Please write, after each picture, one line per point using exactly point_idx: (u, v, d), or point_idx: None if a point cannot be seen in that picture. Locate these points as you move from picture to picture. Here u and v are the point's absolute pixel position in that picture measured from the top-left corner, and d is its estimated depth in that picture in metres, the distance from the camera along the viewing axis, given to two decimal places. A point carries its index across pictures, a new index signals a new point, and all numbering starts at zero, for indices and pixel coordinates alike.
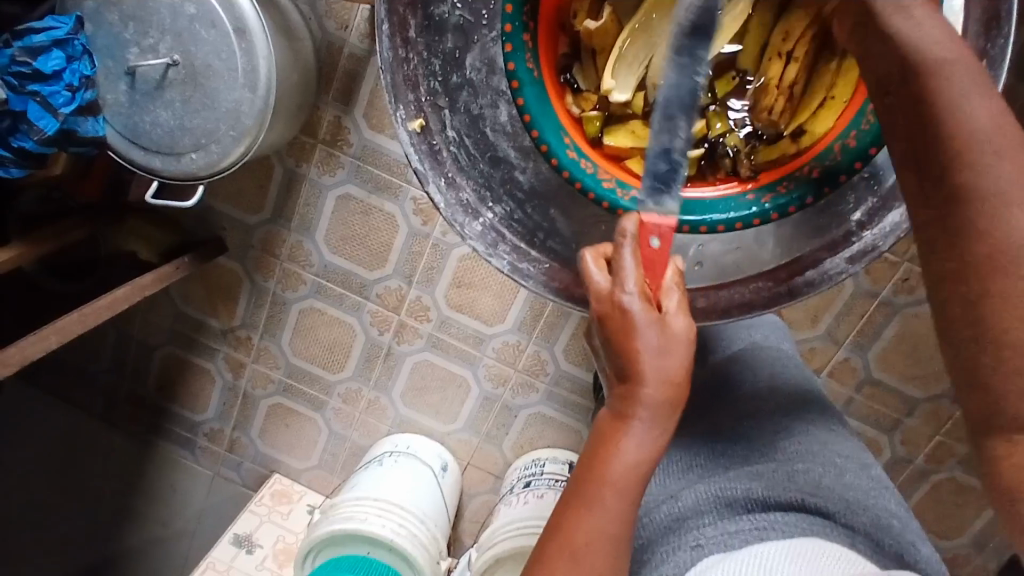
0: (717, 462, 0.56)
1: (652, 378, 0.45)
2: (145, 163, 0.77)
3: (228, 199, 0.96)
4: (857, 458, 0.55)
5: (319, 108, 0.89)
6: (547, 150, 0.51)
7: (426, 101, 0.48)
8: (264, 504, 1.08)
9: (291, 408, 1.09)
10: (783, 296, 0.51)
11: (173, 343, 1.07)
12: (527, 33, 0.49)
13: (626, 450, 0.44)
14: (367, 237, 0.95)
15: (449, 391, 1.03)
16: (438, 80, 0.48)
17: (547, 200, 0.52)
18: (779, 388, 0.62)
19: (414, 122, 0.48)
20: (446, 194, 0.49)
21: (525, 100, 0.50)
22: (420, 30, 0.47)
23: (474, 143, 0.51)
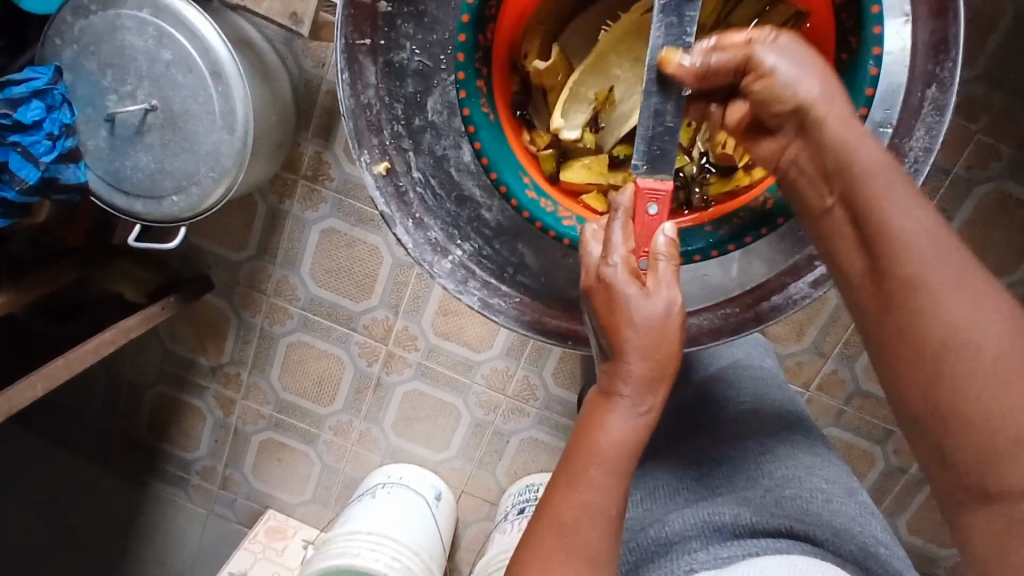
0: (703, 484, 0.57)
1: (636, 353, 0.43)
2: (127, 207, 0.78)
3: (214, 237, 0.97)
4: (843, 483, 0.55)
5: (300, 145, 0.90)
6: (507, 191, 0.52)
7: (390, 143, 0.49)
8: (258, 541, 1.06)
9: (282, 443, 1.08)
10: (751, 322, 0.51)
11: (163, 382, 1.07)
12: (480, 79, 0.51)
13: (613, 426, 0.43)
14: (351, 269, 0.95)
15: (440, 420, 1.03)
16: (402, 124, 0.49)
17: (513, 236, 0.53)
18: (762, 408, 0.62)
19: (379, 166, 0.48)
20: (414, 235, 0.50)
21: (482, 143, 0.51)
22: (381, 76, 0.47)
23: (439, 183, 0.51)
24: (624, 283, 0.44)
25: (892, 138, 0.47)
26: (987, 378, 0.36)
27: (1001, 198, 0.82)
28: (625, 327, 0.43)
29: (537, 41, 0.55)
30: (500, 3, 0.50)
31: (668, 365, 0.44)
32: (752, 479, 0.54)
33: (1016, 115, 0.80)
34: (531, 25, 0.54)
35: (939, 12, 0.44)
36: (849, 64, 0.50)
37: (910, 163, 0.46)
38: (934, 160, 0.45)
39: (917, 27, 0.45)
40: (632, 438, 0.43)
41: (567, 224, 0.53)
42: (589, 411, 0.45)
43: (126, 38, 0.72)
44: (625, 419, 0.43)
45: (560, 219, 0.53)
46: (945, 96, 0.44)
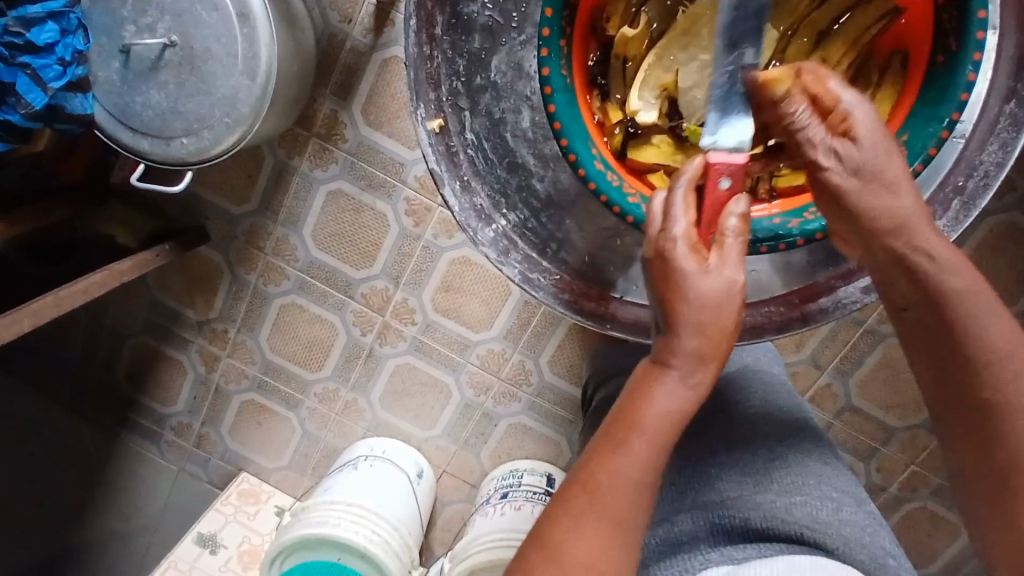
0: (712, 486, 0.56)
1: (697, 327, 0.43)
2: (133, 145, 0.75)
3: (215, 188, 0.93)
4: (854, 494, 0.55)
5: (316, 101, 0.87)
6: (575, 159, 0.50)
7: (445, 101, 0.47)
8: (230, 503, 1.04)
9: (264, 405, 1.06)
10: (796, 322, 0.51)
11: (147, 332, 1.04)
12: (564, 40, 0.49)
13: (661, 397, 0.43)
14: (356, 235, 0.93)
15: (430, 396, 1.01)
16: (461, 81, 0.47)
17: (563, 210, 0.51)
18: (771, 414, 0.62)
19: (432, 123, 0.46)
20: (461, 199, 0.47)
21: (556, 107, 0.50)
22: (447, 27, 0.46)
23: (492, 148, 0.49)
24: (684, 262, 0.43)
25: (963, 150, 0.47)
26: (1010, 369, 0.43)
27: (1012, 228, 0.83)
28: (680, 303, 0.43)
29: (621, 6, 0.52)
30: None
31: (728, 335, 0.43)
32: (761, 484, 0.55)
33: None
34: None
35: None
36: (943, 67, 0.49)
37: (980, 176, 0.46)
38: (1005, 175, 0.44)
39: (1004, 40, 0.45)
40: (677, 413, 0.42)
41: (632, 202, 0.51)
42: (637, 380, 0.44)
43: None
44: (672, 390, 0.43)
45: (625, 194, 0.51)
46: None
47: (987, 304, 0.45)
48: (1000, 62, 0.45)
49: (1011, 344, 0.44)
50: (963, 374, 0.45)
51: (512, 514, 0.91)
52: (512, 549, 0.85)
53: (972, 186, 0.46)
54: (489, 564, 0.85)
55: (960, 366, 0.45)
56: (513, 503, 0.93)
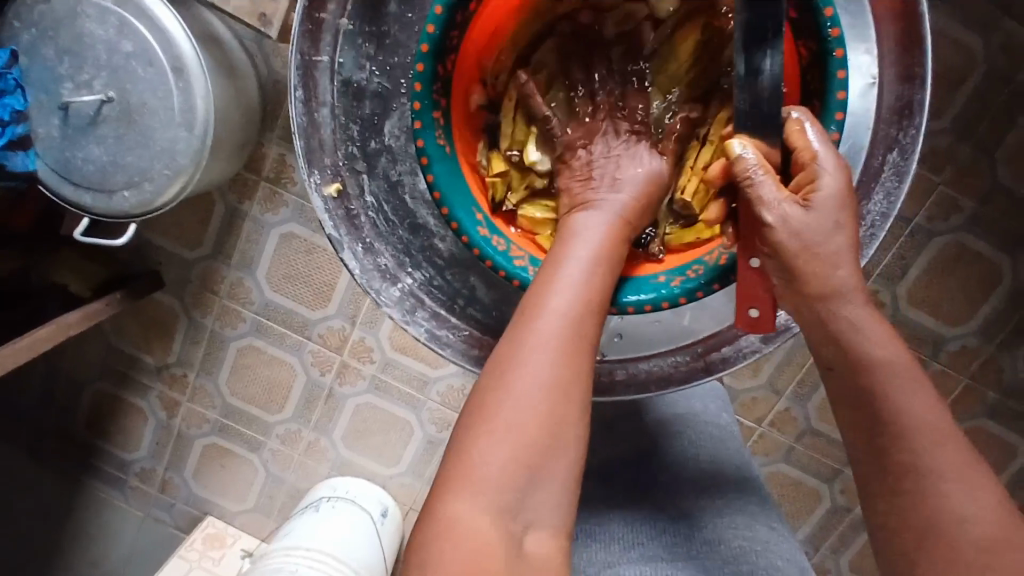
0: (659, 543, 0.55)
1: (625, 183, 0.49)
2: (75, 199, 0.74)
3: (168, 233, 0.94)
4: (798, 561, 0.54)
5: (263, 145, 0.88)
6: (457, 228, 0.48)
7: (342, 166, 0.47)
8: (194, 549, 1.02)
9: (227, 448, 1.05)
10: (699, 372, 0.49)
11: (106, 378, 1.03)
12: (437, 110, 0.47)
13: (597, 233, 0.45)
14: (310, 276, 0.93)
15: (392, 435, 1.01)
16: (356, 145, 0.47)
17: (466, 267, 0.50)
18: (718, 467, 0.62)
19: (330, 187, 0.47)
20: (363, 260, 0.48)
21: (434, 176, 0.47)
22: (338, 94, 0.46)
23: (393, 209, 0.49)
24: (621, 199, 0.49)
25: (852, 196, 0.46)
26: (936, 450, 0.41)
27: (959, 249, 0.84)
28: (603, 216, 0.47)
29: (509, 58, 0.52)
30: (463, 33, 0.47)
31: (653, 205, 0.49)
32: (709, 545, 0.54)
33: (979, 169, 0.82)
34: (507, 41, 0.52)
35: (902, 79, 0.43)
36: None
37: (867, 227, 0.46)
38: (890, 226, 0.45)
39: (884, 91, 0.44)
40: (614, 245, 0.45)
41: (518, 266, 0.48)
42: (569, 227, 0.46)
43: (85, 25, 0.69)
44: (604, 231, 0.45)
45: (511, 259, 0.49)
46: (907, 163, 0.44)
47: (912, 381, 0.42)
48: (881, 109, 0.44)
49: (929, 415, 0.41)
50: (883, 442, 0.42)
51: None
52: None
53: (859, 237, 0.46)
54: None
55: (880, 440, 0.42)
56: None
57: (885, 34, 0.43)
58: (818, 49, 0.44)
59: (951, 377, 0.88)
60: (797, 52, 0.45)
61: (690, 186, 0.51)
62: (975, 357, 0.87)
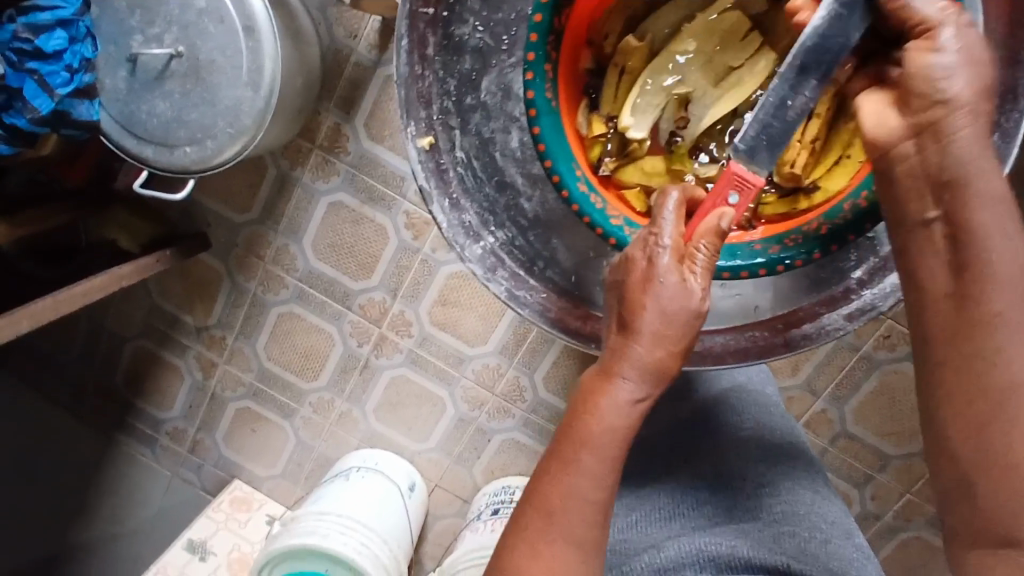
0: (696, 513, 0.56)
1: (646, 334, 0.45)
2: (138, 153, 0.75)
3: (218, 196, 0.94)
4: (842, 524, 0.52)
5: (320, 114, 0.89)
6: (559, 180, 0.52)
7: (435, 121, 0.49)
8: (221, 511, 1.03)
9: (259, 414, 1.06)
10: (779, 347, 0.51)
11: (146, 337, 1.04)
12: (549, 64, 0.50)
13: (610, 410, 0.45)
14: (355, 247, 0.94)
15: (424, 410, 1.01)
16: (452, 100, 0.49)
17: (549, 229, 0.53)
18: (760, 437, 0.61)
19: (424, 140, 0.48)
20: (449, 216, 0.49)
21: (540, 129, 0.51)
22: (438, 48, 0.48)
23: (482, 165, 0.51)
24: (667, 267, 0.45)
25: None
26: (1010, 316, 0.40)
27: None
28: (641, 310, 0.44)
29: (617, 25, 0.56)
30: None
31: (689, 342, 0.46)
32: (750, 512, 0.53)
33: None
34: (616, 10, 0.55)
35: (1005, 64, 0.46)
36: None
37: None
38: None
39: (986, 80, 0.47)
40: (625, 421, 0.45)
41: (616, 224, 0.52)
42: (585, 391, 0.47)
43: None
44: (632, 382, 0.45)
45: (609, 217, 0.53)
46: (1009, 149, 0.45)
47: (1001, 279, 0.41)
48: None
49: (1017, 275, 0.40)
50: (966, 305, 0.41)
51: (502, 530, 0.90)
52: None
53: None
54: None
55: (957, 337, 0.42)
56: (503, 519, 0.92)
57: (992, 16, 0.46)
58: None
59: None
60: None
61: (796, 158, 0.54)
62: None
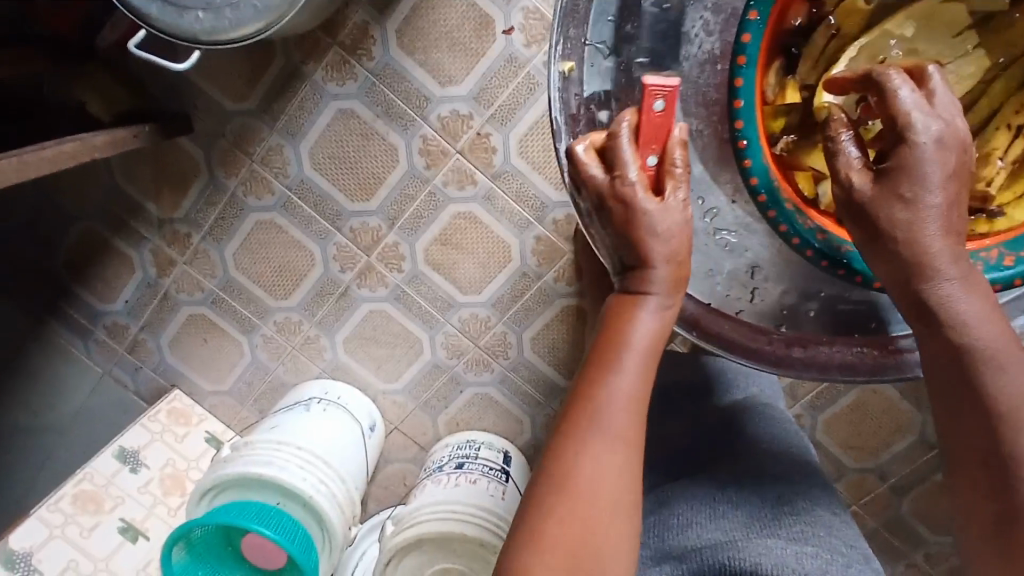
0: (715, 520, 0.53)
1: (660, 253, 0.45)
2: (139, 8, 0.64)
3: (211, 75, 0.83)
4: (862, 548, 0.51)
5: (348, 7, 0.79)
6: (745, 146, 0.52)
7: (589, 47, 0.49)
8: (158, 421, 0.95)
9: (215, 323, 0.97)
10: (889, 368, 0.53)
11: (96, 219, 0.92)
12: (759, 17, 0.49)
13: (641, 324, 0.45)
14: (359, 164, 0.85)
15: (398, 350, 0.95)
16: (611, 24, 0.49)
17: None
18: (780, 450, 0.60)
19: (565, 65, 0.49)
20: (573, 153, 0.50)
21: (742, 80, 0.50)
22: None
23: (621, 105, 0.50)
24: (644, 205, 0.45)
25: None
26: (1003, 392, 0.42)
27: None
28: (648, 240, 0.45)
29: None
30: None
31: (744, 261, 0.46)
32: (769, 526, 0.51)
33: None
34: None
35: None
36: None
37: None
38: None
39: None
40: (657, 332, 0.45)
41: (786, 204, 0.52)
42: (613, 311, 0.46)
43: None
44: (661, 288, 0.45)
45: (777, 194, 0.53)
46: None
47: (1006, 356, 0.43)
48: None
49: (999, 351, 0.43)
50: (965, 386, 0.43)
51: (466, 486, 0.86)
52: (460, 523, 0.80)
53: None
54: (436, 535, 0.80)
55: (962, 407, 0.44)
56: (467, 475, 0.88)
57: None
58: None
59: None
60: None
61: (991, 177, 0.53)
62: None
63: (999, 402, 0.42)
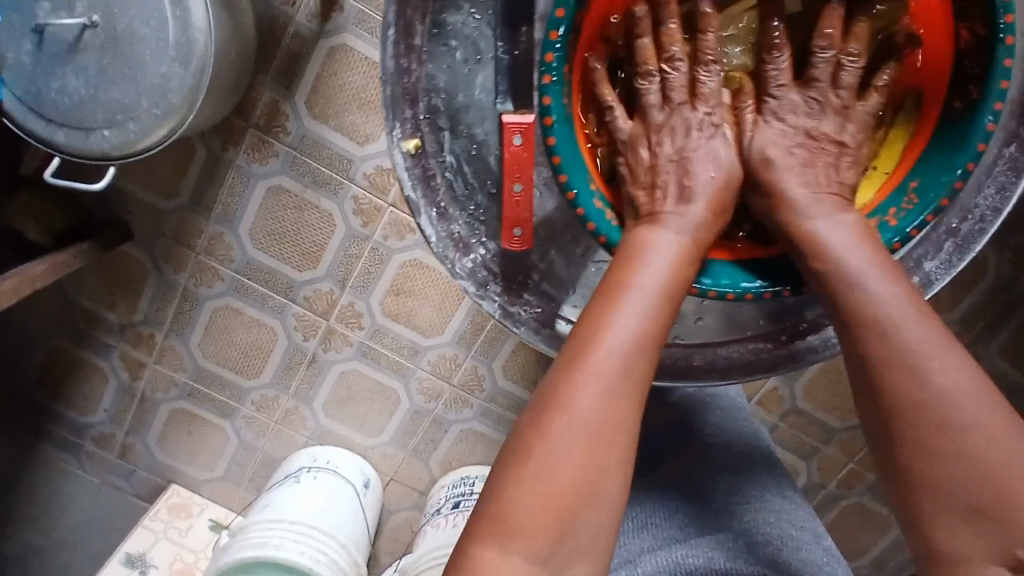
0: (670, 522, 0.56)
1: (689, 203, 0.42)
2: (47, 137, 0.65)
3: (139, 179, 0.85)
4: (811, 526, 0.54)
5: (255, 89, 0.81)
6: (573, 196, 0.43)
7: (428, 117, 0.42)
8: (159, 519, 0.96)
9: (195, 413, 0.98)
10: (784, 360, 0.49)
11: (59, 337, 0.94)
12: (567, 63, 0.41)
13: (649, 267, 0.40)
14: (298, 235, 0.87)
15: (377, 404, 0.97)
16: (441, 97, 0.42)
17: (548, 240, 0.45)
18: (728, 442, 0.63)
19: (409, 144, 0.42)
20: (437, 227, 0.43)
21: (555, 138, 0.42)
22: (427, 37, 0.41)
23: (475, 172, 0.43)
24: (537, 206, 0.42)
25: (963, 192, 0.44)
26: (907, 331, 0.37)
27: None
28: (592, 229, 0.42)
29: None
30: None
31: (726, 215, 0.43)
32: (722, 522, 0.54)
33: None
34: None
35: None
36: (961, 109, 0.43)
37: (975, 220, 0.44)
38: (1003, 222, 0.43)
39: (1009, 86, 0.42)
40: (670, 280, 0.40)
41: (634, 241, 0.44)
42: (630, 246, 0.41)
43: None
44: (669, 258, 0.40)
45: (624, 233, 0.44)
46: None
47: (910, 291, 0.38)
48: None
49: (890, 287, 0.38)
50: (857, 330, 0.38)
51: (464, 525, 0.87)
52: None
53: (967, 230, 0.45)
54: None
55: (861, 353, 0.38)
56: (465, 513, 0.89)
57: None
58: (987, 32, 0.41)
59: None
60: (955, 38, 0.43)
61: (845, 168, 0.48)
62: None
63: (875, 323, 0.37)
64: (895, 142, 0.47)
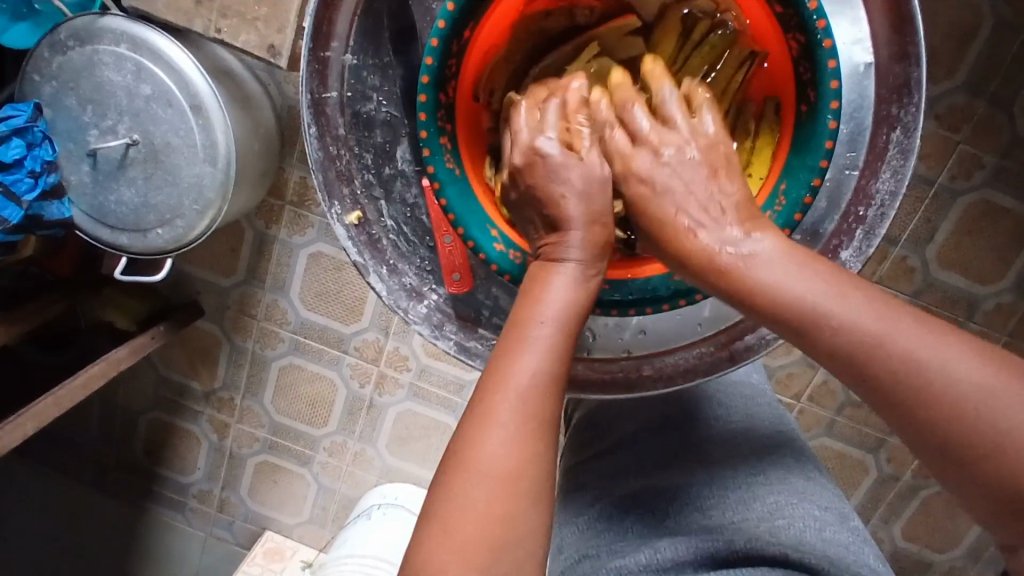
0: (692, 505, 0.57)
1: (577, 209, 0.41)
2: (113, 241, 0.77)
3: (202, 264, 0.97)
4: (835, 509, 0.56)
5: (285, 170, 0.90)
6: (473, 246, 0.50)
7: (362, 194, 0.53)
8: (256, 563, 1.05)
9: (278, 465, 1.08)
10: (725, 362, 0.53)
11: (158, 409, 1.08)
12: (444, 136, 0.49)
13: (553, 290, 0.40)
14: (341, 292, 0.95)
15: (434, 438, 1.03)
16: (372, 172, 0.53)
17: (489, 279, 0.54)
18: (749, 428, 0.64)
19: (352, 216, 0.53)
20: (389, 282, 0.54)
21: (447, 199, 0.49)
22: (349, 127, 0.52)
23: (413, 230, 0.55)
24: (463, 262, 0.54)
25: (859, 180, 0.50)
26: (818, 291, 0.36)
27: (986, 207, 0.82)
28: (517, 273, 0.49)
29: (501, 78, 0.54)
30: (459, 62, 0.49)
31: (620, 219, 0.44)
32: (745, 502, 0.55)
33: (999, 123, 0.80)
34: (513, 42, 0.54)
35: (896, 58, 0.48)
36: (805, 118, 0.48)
37: (877, 206, 0.49)
38: (899, 204, 0.48)
39: (876, 82, 0.49)
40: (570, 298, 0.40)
41: None
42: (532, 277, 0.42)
43: (104, 73, 0.71)
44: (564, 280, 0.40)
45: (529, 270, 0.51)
46: (910, 140, 0.48)
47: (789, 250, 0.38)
48: (882, 89, 0.49)
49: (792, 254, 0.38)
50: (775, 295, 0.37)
51: None
52: None
53: (871, 217, 0.50)
54: None
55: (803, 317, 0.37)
56: None
57: (878, 17, 0.48)
58: (809, 41, 0.45)
59: (990, 336, 0.87)
60: (789, 47, 0.48)
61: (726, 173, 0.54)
62: (1012, 314, 0.85)
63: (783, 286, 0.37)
64: (764, 149, 0.53)
